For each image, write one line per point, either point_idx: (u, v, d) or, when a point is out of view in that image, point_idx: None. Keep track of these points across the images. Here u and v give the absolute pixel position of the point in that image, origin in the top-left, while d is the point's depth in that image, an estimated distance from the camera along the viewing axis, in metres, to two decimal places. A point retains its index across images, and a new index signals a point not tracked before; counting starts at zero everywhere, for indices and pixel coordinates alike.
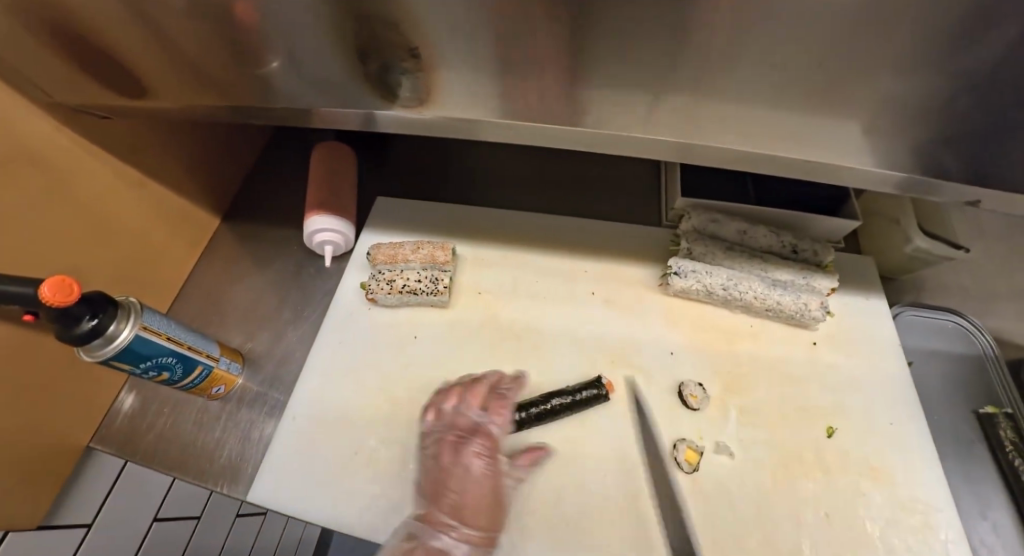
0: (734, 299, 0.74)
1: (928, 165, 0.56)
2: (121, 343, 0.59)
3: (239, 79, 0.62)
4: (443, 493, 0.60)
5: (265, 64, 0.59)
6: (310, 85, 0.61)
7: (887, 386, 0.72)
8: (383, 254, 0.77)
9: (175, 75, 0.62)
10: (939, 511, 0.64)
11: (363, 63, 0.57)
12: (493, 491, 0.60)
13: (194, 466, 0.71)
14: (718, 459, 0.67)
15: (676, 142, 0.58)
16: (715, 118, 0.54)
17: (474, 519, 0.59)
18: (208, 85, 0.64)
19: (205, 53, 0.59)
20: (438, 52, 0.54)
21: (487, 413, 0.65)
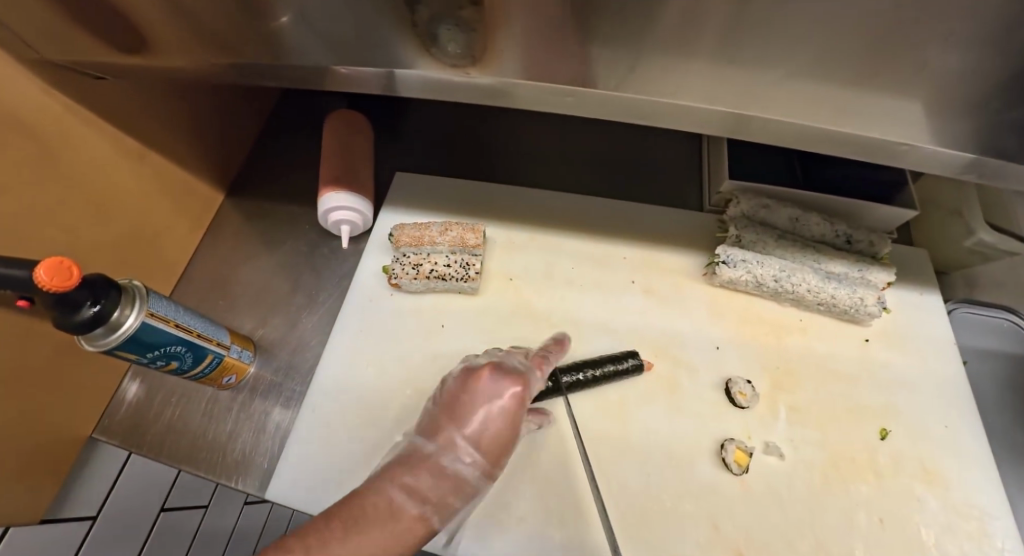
0: (785, 291, 0.69)
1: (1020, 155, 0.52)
2: (126, 331, 0.54)
3: (256, 36, 0.55)
4: (461, 410, 0.52)
5: (283, 18, 0.52)
6: (334, 44, 0.54)
7: (942, 386, 0.68)
8: (407, 236, 0.71)
9: (182, 31, 0.55)
10: (998, 519, 0.61)
11: (398, 20, 0.50)
12: (509, 434, 0.52)
13: (204, 460, 0.66)
14: (768, 459, 0.62)
15: (728, 114, 0.52)
16: (796, 92, 0.49)
17: (487, 455, 0.51)
18: (216, 43, 0.57)
19: (219, 7, 0.51)
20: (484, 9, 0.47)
21: (528, 364, 0.58)
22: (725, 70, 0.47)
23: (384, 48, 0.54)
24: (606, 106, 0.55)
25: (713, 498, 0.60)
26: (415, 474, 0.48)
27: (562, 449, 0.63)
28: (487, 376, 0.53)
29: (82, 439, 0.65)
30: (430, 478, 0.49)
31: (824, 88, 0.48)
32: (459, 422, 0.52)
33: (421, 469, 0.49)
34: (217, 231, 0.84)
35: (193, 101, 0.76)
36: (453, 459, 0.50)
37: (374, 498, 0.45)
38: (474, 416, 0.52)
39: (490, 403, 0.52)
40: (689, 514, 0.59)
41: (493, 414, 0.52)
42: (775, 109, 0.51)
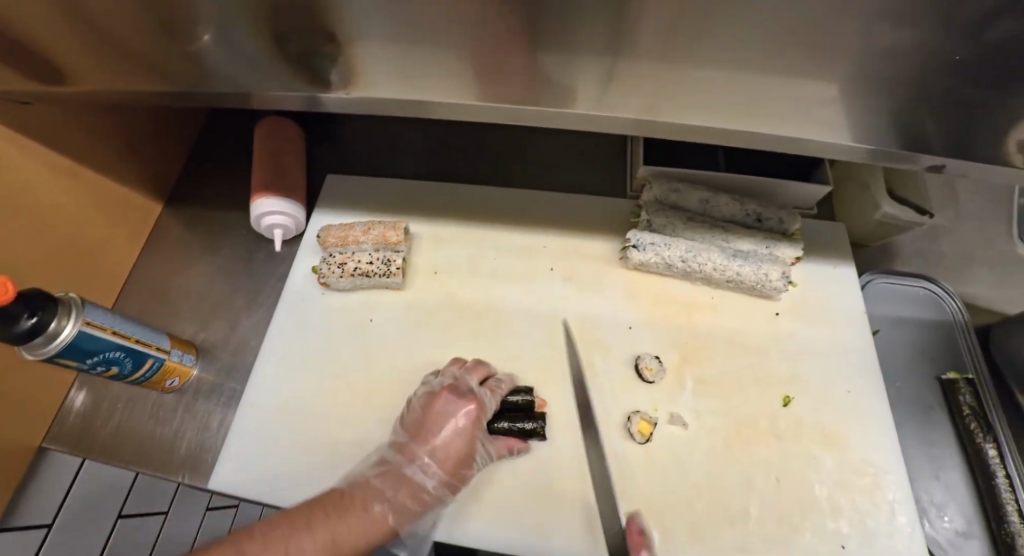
0: (693, 271, 0.72)
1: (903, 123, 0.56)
2: (65, 339, 0.59)
3: (173, 54, 0.60)
4: (427, 433, 0.59)
5: (204, 36, 0.56)
6: (253, 58, 0.59)
7: (848, 354, 0.72)
8: (333, 237, 0.74)
9: (105, 50, 0.59)
10: (891, 473, 0.65)
11: (301, 32, 0.54)
12: (470, 450, 0.59)
13: (152, 459, 0.71)
14: (672, 429, 0.66)
15: (634, 117, 0.60)
16: (664, 83, 0.54)
17: (447, 472, 0.58)
18: (143, 61, 0.61)
19: (135, 28, 0.55)
20: (371, 26, 0.51)
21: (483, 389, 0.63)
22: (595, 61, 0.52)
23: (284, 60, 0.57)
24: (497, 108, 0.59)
25: (622, 465, 0.64)
26: (383, 482, 0.56)
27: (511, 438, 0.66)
28: (446, 402, 0.60)
29: (32, 450, 0.70)
30: (394, 486, 0.55)
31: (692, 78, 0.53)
32: (422, 441, 0.59)
33: (389, 485, 0.55)
34: (162, 242, 0.88)
35: (128, 115, 0.80)
36: (418, 470, 0.57)
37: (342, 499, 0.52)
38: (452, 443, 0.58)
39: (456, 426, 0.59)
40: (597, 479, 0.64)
41: (450, 431, 0.59)
42: (674, 111, 0.59)
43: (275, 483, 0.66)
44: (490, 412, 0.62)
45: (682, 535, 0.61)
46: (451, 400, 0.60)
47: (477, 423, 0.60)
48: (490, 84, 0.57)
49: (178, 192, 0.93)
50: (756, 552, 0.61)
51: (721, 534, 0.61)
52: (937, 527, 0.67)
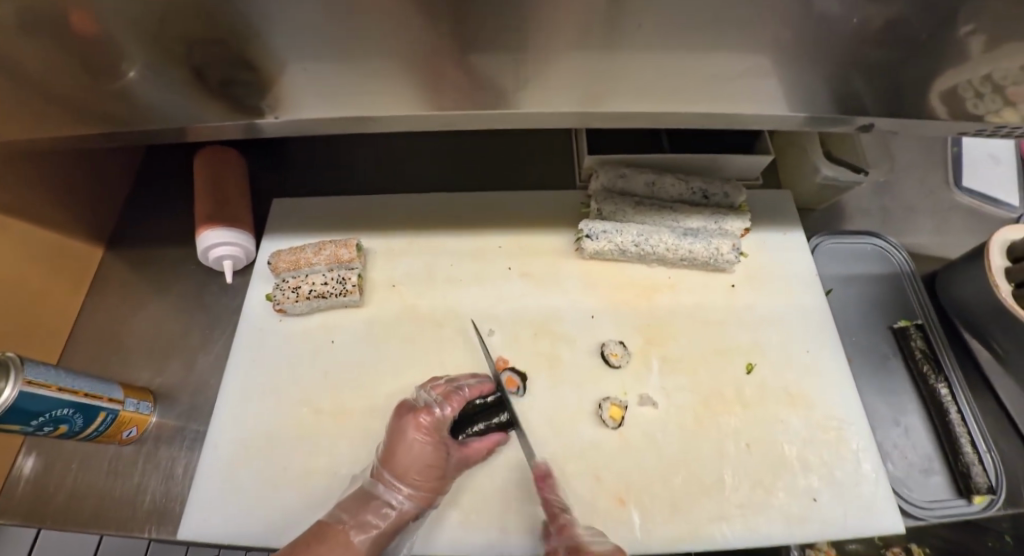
0: (648, 254, 0.73)
1: (843, 85, 0.58)
2: (5, 402, 0.56)
3: (95, 94, 0.57)
4: (391, 454, 0.59)
5: (130, 72, 0.55)
6: (180, 89, 0.58)
7: (804, 316, 0.74)
8: (284, 262, 0.73)
9: (21, 94, 0.57)
10: (853, 425, 0.68)
11: (222, 60, 0.53)
12: (435, 460, 0.59)
13: (114, 517, 0.69)
14: (643, 410, 0.67)
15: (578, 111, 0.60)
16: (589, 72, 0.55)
17: (415, 486, 0.58)
18: (68, 102, 0.59)
19: (51, 69, 0.53)
20: (292, 48, 0.50)
21: (438, 397, 0.62)
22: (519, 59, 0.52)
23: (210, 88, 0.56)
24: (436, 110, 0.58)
25: (596, 452, 0.65)
26: (353, 510, 0.56)
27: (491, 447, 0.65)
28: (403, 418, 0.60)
29: None
30: (366, 511, 0.56)
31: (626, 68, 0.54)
32: (387, 465, 0.58)
33: (355, 509, 0.56)
34: (107, 287, 0.86)
35: (60, 159, 0.77)
36: (389, 493, 0.57)
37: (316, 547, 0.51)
38: (414, 458, 0.58)
39: (415, 443, 0.59)
40: (575, 470, 0.64)
41: (408, 447, 0.59)
42: (614, 97, 0.59)
43: (249, 518, 0.64)
44: (447, 419, 0.61)
45: (662, 514, 0.62)
46: (405, 416, 0.60)
47: (432, 431, 0.60)
48: (421, 93, 0.57)
49: (119, 234, 0.90)
50: (734, 519, 0.62)
51: (697, 505, 0.62)
52: (903, 469, 0.70)
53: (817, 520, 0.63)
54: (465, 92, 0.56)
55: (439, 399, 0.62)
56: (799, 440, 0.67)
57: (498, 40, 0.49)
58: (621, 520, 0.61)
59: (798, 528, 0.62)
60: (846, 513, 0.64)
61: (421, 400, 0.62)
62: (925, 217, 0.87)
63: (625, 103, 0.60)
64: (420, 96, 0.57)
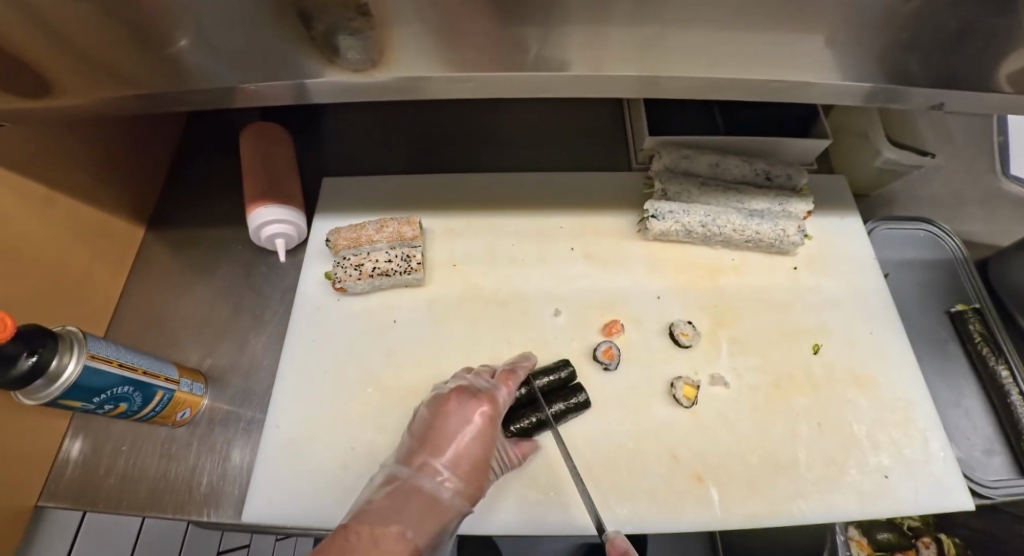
0: (713, 235, 0.73)
1: (910, 63, 0.58)
2: (68, 378, 0.54)
3: (152, 63, 0.56)
4: (435, 436, 0.55)
5: (183, 41, 0.53)
6: (236, 61, 0.56)
7: (865, 298, 0.75)
8: (344, 239, 0.71)
9: (77, 63, 0.55)
10: (920, 406, 0.69)
11: (297, 26, 0.51)
12: (487, 452, 0.55)
13: (169, 500, 0.67)
14: (714, 390, 0.67)
15: (640, 77, 0.58)
16: (667, 46, 0.54)
17: (461, 476, 0.54)
18: (125, 73, 0.57)
19: (112, 36, 0.52)
20: (373, 10, 0.49)
21: (495, 382, 0.60)
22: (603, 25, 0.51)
23: (287, 58, 0.55)
24: (518, 79, 0.57)
25: (671, 431, 0.64)
26: (392, 500, 0.51)
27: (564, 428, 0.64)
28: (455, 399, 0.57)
29: (28, 510, 0.65)
30: (408, 500, 0.51)
31: (702, 34, 0.53)
32: (432, 448, 0.54)
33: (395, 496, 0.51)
34: (149, 269, 0.84)
35: (104, 130, 0.75)
36: (433, 480, 0.53)
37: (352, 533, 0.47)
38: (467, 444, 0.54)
39: (467, 430, 0.55)
40: (650, 450, 0.63)
41: (454, 430, 0.55)
42: (683, 67, 0.57)
43: (317, 500, 0.62)
44: (505, 406, 0.58)
45: (739, 494, 0.61)
46: (465, 399, 0.57)
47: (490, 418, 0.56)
48: (501, 62, 0.55)
49: (163, 215, 0.89)
50: (810, 497, 0.62)
51: (773, 484, 0.62)
52: (965, 451, 0.71)
53: (889, 497, 0.63)
54: (544, 63, 0.55)
55: (498, 383, 0.60)
56: (867, 419, 0.67)
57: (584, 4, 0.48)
58: (700, 499, 0.61)
59: (872, 505, 0.62)
60: (916, 492, 0.64)
61: (461, 384, 0.59)
62: (974, 205, 0.88)
63: (693, 72, 0.58)
64: (498, 65, 0.56)
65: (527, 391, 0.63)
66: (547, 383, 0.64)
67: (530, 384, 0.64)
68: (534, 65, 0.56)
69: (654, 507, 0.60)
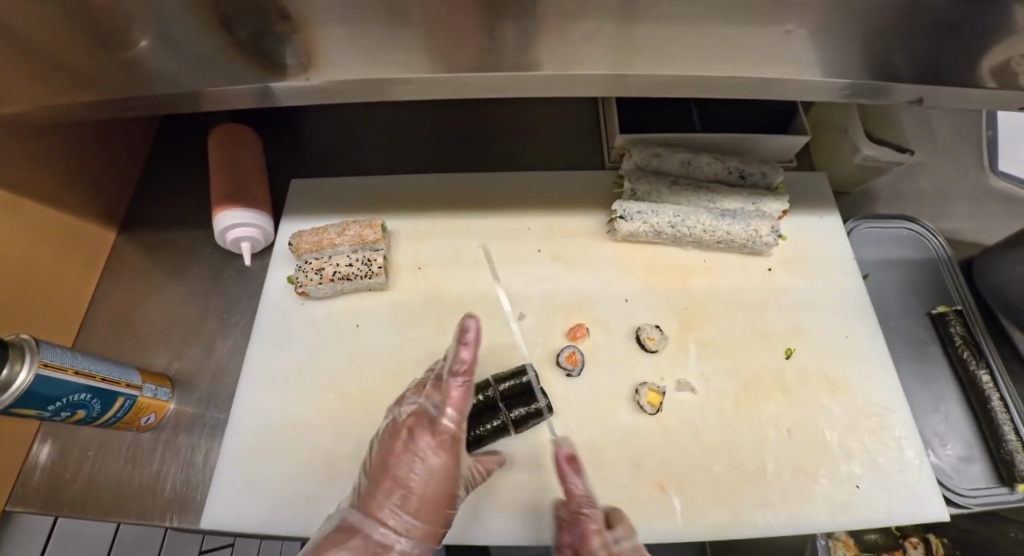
0: (684, 236, 0.71)
1: (885, 56, 0.56)
2: (19, 387, 0.53)
3: (101, 66, 0.54)
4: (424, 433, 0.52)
5: (141, 43, 0.51)
6: (186, 62, 0.54)
7: (842, 300, 0.72)
8: (306, 243, 0.70)
9: (26, 67, 0.54)
10: (895, 411, 0.67)
11: (241, 28, 0.50)
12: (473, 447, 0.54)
13: (133, 506, 0.67)
14: (681, 395, 0.65)
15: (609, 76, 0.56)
16: (627, 40, 0.52)
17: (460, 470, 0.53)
18: (75, 76, 0.56)
19: (57, 39, 0.50)
20: (313, 11, 0.47)
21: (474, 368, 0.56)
22: (555, 22, 0.49)
23: (232, 61, 0.54)
24: (470, 82, 0.56)
25: (635, 438, 0.63)
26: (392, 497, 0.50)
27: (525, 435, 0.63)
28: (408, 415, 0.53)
29: None
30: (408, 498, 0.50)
31: (661, 29, 0.51)
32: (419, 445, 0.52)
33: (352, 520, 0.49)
34: (120, 272, 0.83)
35: (71, 132, 0.75)
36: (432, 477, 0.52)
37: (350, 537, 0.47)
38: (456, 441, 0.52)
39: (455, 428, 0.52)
40: (612, 456, 0.62)
41: (406, 447, 0.51)
42: (653, 63, 0.55)
43: (276, 508, 0.62)
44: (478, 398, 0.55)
45: (704, 502, 0.60)
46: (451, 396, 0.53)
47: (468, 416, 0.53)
48: (453, 61, 0.54)
49: (134, 217, 0.88)
50: (778, 506, 0.60)
51: (739, 492, 0.61)
52: (942, 457, 0.69)
53: (860, 507, 0.61)
54: (498, 62, 0.54)
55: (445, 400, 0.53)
56: (839, 425, 0.66)
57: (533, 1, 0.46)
58: (662, 507, 0.60)
59: (843, 516, 0.61)
60: (889, 501, 0.62)
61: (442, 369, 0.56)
62: (960, 202, 0.85)
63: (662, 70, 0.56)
64: (452, 65, 0.54)
65: (486, 397, 0.62)
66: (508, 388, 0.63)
67: (489, 389, 0.63)
68: (489, 63, 0.54)
69: None
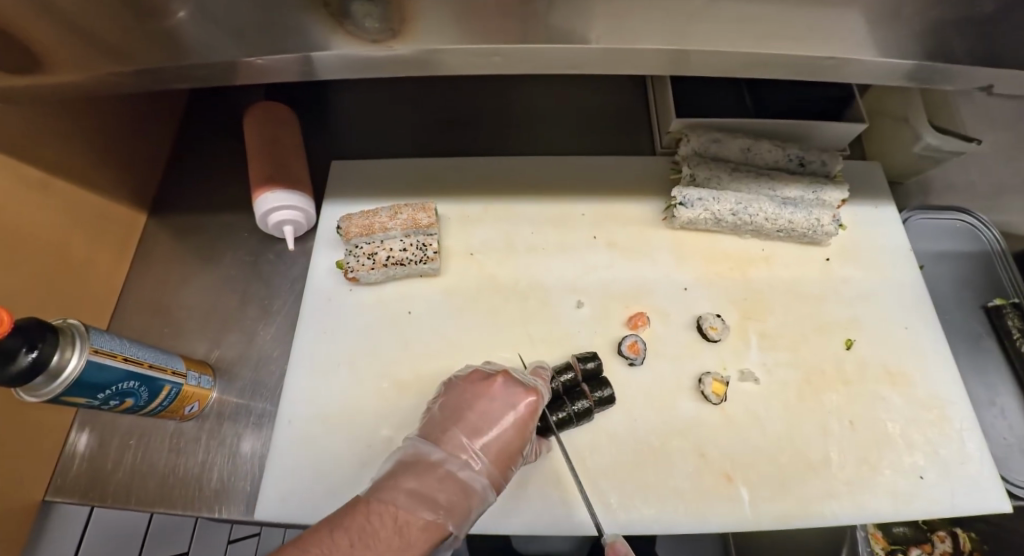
0: (744, 224, 0.69)
1: (964, 42, 0.54)
2: (70, 375, 0.51)
3: (149, 34, 0.51)
4: (471, 417, 0.53)
5: (181, 12, 0.48)
6: (239, 33, 0.51)
7: (900, 291, 0.71)
8: (356, 226, 0.67)
9: (73, 39, 0.51)
10: (956, 404, 0.66)
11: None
12: (518, 440, 0.53)
13: (180, 496, 0.65)
14: (744, 386, 0.64)
15: (673, 52, 0.53)
16: (705, 15, 0.49)
17: (494, 463, 0.51)
18: (123, 49, 0.53)
19: (106, 5, 0.47)
20: None
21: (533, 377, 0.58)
22: None
23: (298, 35, 0.51)
24: (546, 59, 0.53)
25: (699, 429, 0.62)
26: (425, 476, 0.48)
27: (592, 429, 0.61)
28: (498, 386, 0.55)
29: (33, 505, 0.63)
30: (442, 480, 0.48)
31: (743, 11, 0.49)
32: (468, 430, 0.52)
33: (430, 475, 0.48)
34: (152, 256, 0.81)
35: (103, 109, 0.71)
36: (465, 466, 0.50)
37: (381, 505, 0.45)
38: (489, 418, 0.53)
39: (503, 412, 0.53)
40: (678, 448, 0.61)
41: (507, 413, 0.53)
42: (718, 45, 0.53)
43: (332, 501, 0.60)
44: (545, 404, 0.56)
45: (769, 494, 0.59)
46: (501, 384, 0.55)
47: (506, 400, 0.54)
48: (522, 38, 0.51)
49: (165, 200, 0.85)
50: (843, 497, 0.60)
51: (805, 485, 0.60)
52: (1000, 450, 0.69)
53: (923, 499, 0.61)
54: (569, 39, 0.51)
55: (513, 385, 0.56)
56: (902, 416, 0.65)
57: None
58: (729, 499, 0.59)
59: (907, 507, 0.60)
60: (953, 493, 0.61)
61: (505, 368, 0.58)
62: None
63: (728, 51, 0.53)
64: (523, 43, 0.52)
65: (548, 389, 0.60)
66: (563, 383, 0.61)
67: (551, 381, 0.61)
68: (560, 42, 0.52)
69: (682, 509, 0.58)
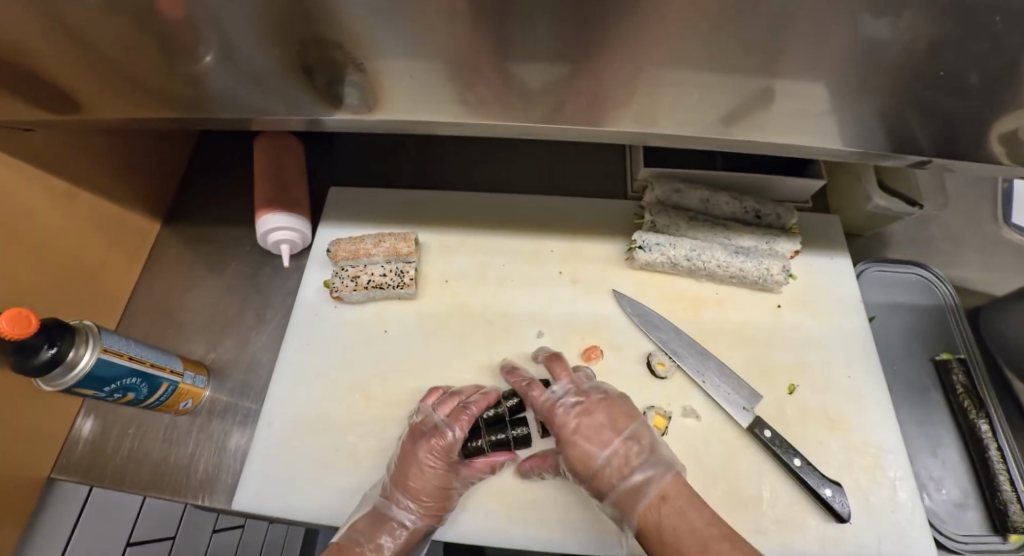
0: (698, 269, 0.75)
1: (897, 126, 0.58)
2: (83, 368, 0.58)
3: (172, 87, 0.59)
4: (403, 477, 0.62)
5: (206, 57, 0.53)
6: (248, 90, 0.59)
7: (846, 341, 0.76)
8: (344, 250, 0.74)
9: (107, 87, 0.59)
10: (892, 452, 0.69)
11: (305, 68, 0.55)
12: (444, 482, 0.62)
13: (169, 483, 0.72)
14: (686, 421, 0.69)
15: (627, 119, 0.59)
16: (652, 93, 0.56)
17: (425, 506, 0.62)
18: (149, 94, 0.61)
19: (136, 65, 0.55)
20: (371, 58, 0.52)
21: (449, 421, 0.64)
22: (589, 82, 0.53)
23: (298, 93, 0.59)
24: (514, 123, 0.60)
25: None
26: (367, 525, 0.61)
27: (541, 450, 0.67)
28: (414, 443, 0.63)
29: (40, 482, 0.70)
30: (379, 527, 0.61)
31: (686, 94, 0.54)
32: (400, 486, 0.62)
33: (372, 526, 0.61)
34: (164, 263, 0.89)
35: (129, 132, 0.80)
36: (400, 514, 0.61)
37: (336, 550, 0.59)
38: (415, 475, 0.62)
39: (422, 465, 0.62)
40: None
41: (430, 477, 0.62)
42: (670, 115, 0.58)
43: (301, 498, 0.66)
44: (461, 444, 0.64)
45: None
46: (419, 441, 0.63)
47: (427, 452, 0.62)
48: (493, 108, 0.58)
49: (180, 213, 0.94)
50: (771, 534, 0.64)
51: (735, 519, 0.64)
52: (936, 500, 0.72)
53: (850, 541, 0.64)
54: (533, 109, 0.58)
55: (451, 422, 0.64)
56: (837, 459, 0.69)
57: (572, 62, 0.50)
58: None
59: (833, 549, 0.64)
60: (880, 538, 0.65)
61: (424, 419, 0.65)
62: (970, 251, 0.88)
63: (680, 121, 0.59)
64: (495, 112, 0.59)
65: (495, 413, 0.67)
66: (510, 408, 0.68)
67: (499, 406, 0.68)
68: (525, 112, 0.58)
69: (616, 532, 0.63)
